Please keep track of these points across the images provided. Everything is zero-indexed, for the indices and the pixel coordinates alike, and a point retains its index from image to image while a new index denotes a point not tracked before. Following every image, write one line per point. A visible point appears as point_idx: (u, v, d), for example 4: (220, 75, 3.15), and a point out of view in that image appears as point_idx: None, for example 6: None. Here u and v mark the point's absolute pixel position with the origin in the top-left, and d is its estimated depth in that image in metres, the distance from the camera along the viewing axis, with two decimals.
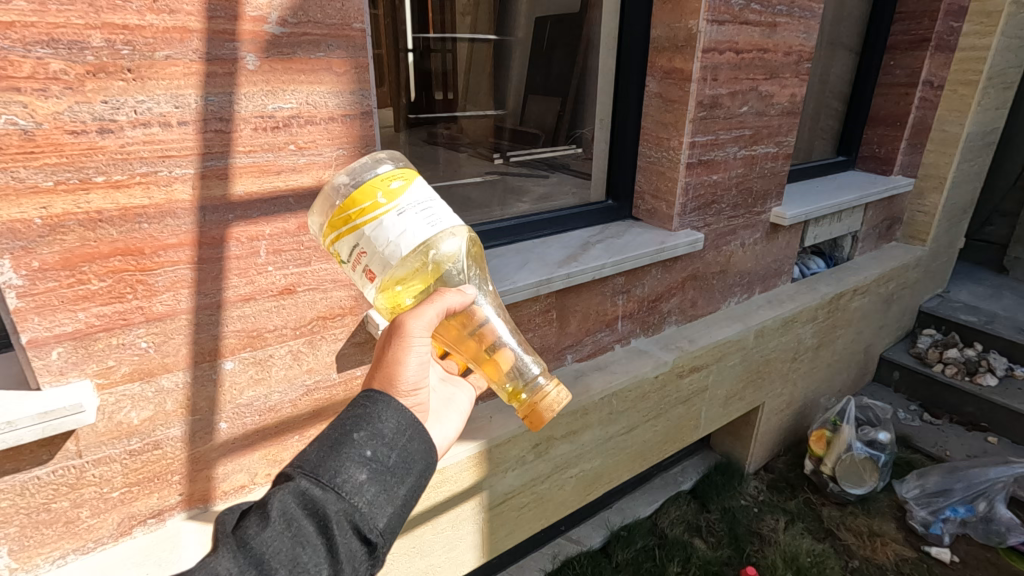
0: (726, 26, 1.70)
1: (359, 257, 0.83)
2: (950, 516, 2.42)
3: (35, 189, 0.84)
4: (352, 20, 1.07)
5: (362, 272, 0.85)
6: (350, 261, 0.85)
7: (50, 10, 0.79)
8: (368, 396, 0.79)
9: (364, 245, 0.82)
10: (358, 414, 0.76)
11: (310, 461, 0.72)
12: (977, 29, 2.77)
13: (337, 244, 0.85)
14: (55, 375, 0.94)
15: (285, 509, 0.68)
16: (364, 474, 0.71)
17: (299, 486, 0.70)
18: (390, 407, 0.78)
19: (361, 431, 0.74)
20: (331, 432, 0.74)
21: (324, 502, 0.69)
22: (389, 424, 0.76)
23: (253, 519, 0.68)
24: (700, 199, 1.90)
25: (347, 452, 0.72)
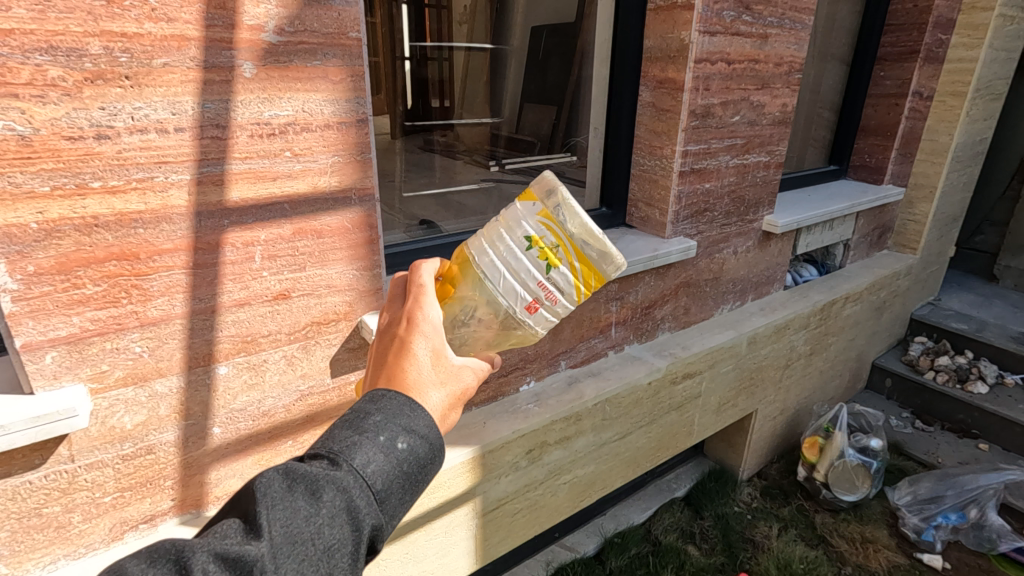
0: (718, 37, 1.72)
1: (548, 297, 0.87)
2: (942, 523, 2.44)
3: (32, 194, 0.85)
4: (348, 30, 1.08)
5: (534, 297, 0.87)
6: (544, 278, 0.86)
7: (49, 18, 0.80)
8: (411, 403, 0.72)
9: (563, 302, 0.88)
10: (402, 418, 0.70)
11: (354, 460, 0.65)
12: (965, 42, 2.81)
13: (553, 265, 0.85)
14: (48, 379, 0.94)
15: (325, 512, 0.62)
16: (401, 489, 0.67)
17: (343, 488, 0.63)
18: (431, 422, 0.72)
19: (407, 439, 0.69)
20: (376, 429, 0.68)
21: (364, 513, 0.64)
22: (430, 436, 0.71)
23: (293, 506, 0.61)
24: (693, 207, 1.92)
25: (393, 462, 0.67)
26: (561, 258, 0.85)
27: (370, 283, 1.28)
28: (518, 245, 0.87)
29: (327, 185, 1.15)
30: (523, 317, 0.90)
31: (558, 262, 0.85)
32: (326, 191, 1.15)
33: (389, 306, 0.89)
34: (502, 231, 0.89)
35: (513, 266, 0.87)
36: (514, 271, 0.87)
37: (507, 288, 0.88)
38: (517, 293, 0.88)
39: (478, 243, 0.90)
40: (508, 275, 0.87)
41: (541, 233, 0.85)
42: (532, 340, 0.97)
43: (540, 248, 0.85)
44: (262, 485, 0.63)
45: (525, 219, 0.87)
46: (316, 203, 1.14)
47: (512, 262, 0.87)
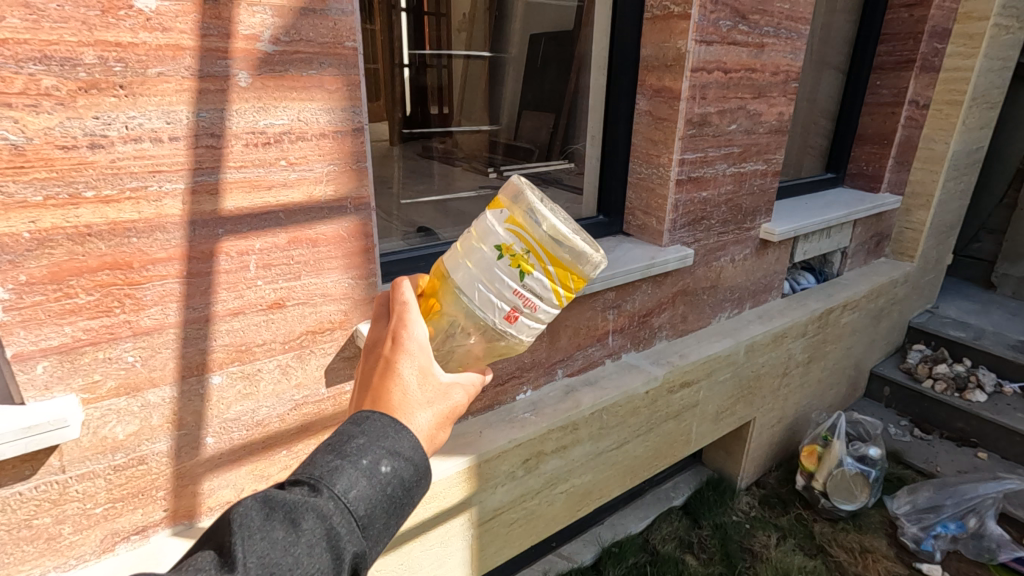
0: (714, 46, 1.73)
1: (528, 304, 0.87)
2: (941, 532, 2.42)
3: (24, 203, 0.84)
4: (344, 39, 1.08)
5: (513, 306, 0.86)
6: (520, 286, 0.85)
7: (44, 27, 0.80)
8: (395, 424, 0.73)
9: (542, 307, 0.88)
10: (386, 442, 0.70)
11: (337, 486, 0.64)
12: (961, 51, 2.83)
13: (530, 271, 0.85)
14: (39, 390, 0.93)
15: (307, 540, 0.61)
16: (382, 514, 0.67)
17: (325, 514, 0.63)
18: (415, 443, 0.73)
19: (390, 462, 0.69)
20: (359, 453, 0.68)
21: (346, 541, 0.63)
22: (414, 459, 0.72)
23: (271, 537, 0.60)
24: (690, 215, 1.92)
25: (376, 488, 0.67)
26: (535, 264, 0.85)
27: (365, 292, 1.27)
28: (491, 256, 0.86)
29: (323, 194, 1.14)
30: (504, 327, 0.89)
31: (532, 268, 0.85)
32: (321, 200, 1.14)
33: (374, 323, 0.89)
34: (475, 244, 0.88)
35: (489, 278, 0.86)
36: (490, 282, 0.86)
37: (486, 299, 0.87)
38: (496, 304, 0.86)
39: (453, 260, 0.91)
40: (485, 287, 0.86)
41: (511, 240, 0.85)
42: (516, 348, 0.96)
43: (512, 256, 0.85)
44: (238, 516, 0.61)
45: (495, 229, 0.87)
46: (311, 212, 1.14)
47: (487, 275, 0.86)
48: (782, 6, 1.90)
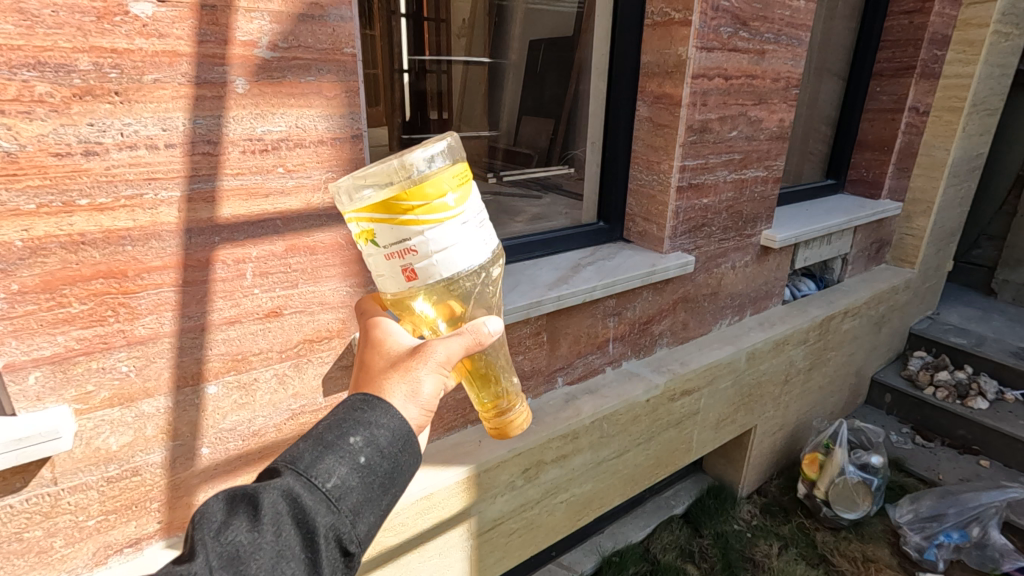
0: (715, 53, 1.72)
1: (402, 252, 0.79)
2: (944, 541, 2.39)
3: (16, 211, 0.83)
4: (343, 46, 1.07)
5: (400, 266, 0.80)
6: (383, 248, 0.79)
7: (37, 33, 0.79)
8: (365, 400, 0.74)
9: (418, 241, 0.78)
10: (353, 416, 0.71)
11: (299, 463, 0.65)
12: (960, 58, 2.83)
13: (374, 227, 0.79)
14: (31, 400, 0.92)
15: (269, 517, 0.61)
16: (356, 485, 0.67)
17: (288, 491, 0.63)
18: (389, 412, 0.73)
19: (357, 433, 0.69)
20: (324, 431, 0.69)
21: (315, 513, 0.63)
22: (387, 427, 0.72)
23: (238, 524, 0.61)
24: (691, 222, 1.91)
25: (343, 459, 0.67)
26: (369, 225, 0.79)
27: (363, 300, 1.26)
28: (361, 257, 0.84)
29: (321, 202, 1.13)
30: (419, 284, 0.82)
31: (373, 230, 0.79)
32: (319, 207, 1.13)
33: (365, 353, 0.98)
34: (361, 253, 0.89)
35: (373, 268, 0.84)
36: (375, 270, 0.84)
37: (384, 282, 0.84)
38: (390, 279, 0.82)
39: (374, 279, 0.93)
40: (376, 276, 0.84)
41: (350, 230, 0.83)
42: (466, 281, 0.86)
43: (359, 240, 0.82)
44: (200, 514, 0.62)
45: None
46: (309, 219, 1.13)
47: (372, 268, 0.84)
48: (783, 13, 1.90)
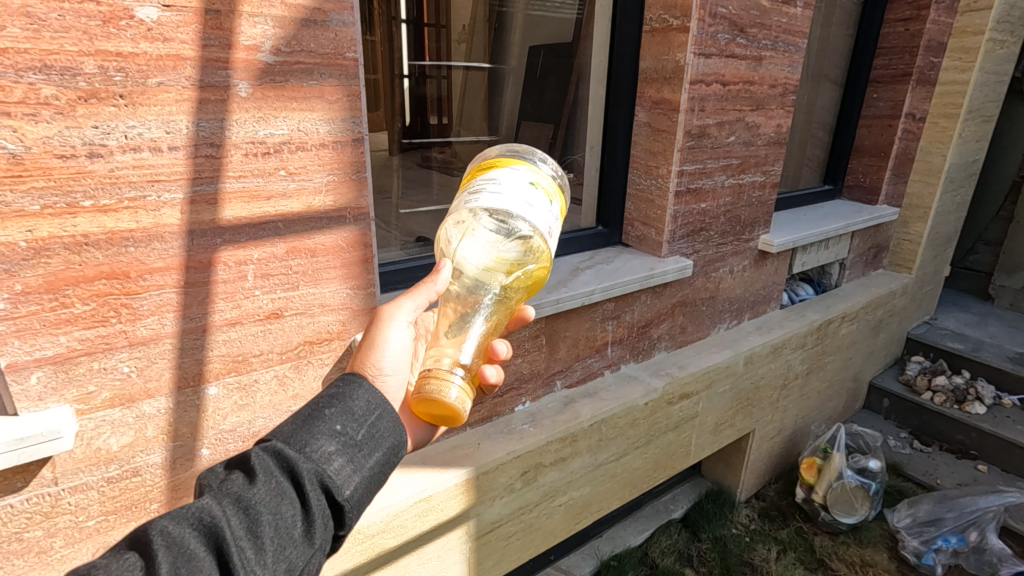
0: (713, 59, 1.74)
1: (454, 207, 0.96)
2: (942, 546, 2.40)
3: (21, 212, 0.83)
4: (345, 50, 1.09)
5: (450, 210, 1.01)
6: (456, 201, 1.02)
7: (44, 37, 0.80)
8: (344, 378, 0.81)
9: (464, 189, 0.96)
10: (332, 393, 0.78)
11: (284, 430, 0.73)
12: (956, 65, 2.85)
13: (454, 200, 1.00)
14: (33, 400, 0.92)
15: (260, 469, 0.68)
16: (337, 446, 0.72)
17: (276, 448, 0.70)
18: (362, 387, 0.80)
19: (332, 406, 0.76)
20: (304, 407, 0.76)
21: (299, 463, 0.69)
22: (360, 401, 0.78)
23: (236, 475, 0.69)
24: (689, 226, 1.93)
25: (320, 425, 0.73)
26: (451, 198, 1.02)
27: (363, 303, 1.26)
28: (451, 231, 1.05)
29: (322, 205, 1.14)
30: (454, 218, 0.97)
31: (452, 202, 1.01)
32: (320, 210, 1.14)
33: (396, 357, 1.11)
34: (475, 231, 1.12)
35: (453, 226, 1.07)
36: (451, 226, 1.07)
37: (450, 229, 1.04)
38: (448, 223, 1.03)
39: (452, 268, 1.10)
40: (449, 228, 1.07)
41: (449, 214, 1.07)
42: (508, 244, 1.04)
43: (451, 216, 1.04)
44: (208, 474, 0.71)
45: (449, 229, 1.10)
46: (311, 222, 1.13)
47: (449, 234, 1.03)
48: (779, 20, 1.92)
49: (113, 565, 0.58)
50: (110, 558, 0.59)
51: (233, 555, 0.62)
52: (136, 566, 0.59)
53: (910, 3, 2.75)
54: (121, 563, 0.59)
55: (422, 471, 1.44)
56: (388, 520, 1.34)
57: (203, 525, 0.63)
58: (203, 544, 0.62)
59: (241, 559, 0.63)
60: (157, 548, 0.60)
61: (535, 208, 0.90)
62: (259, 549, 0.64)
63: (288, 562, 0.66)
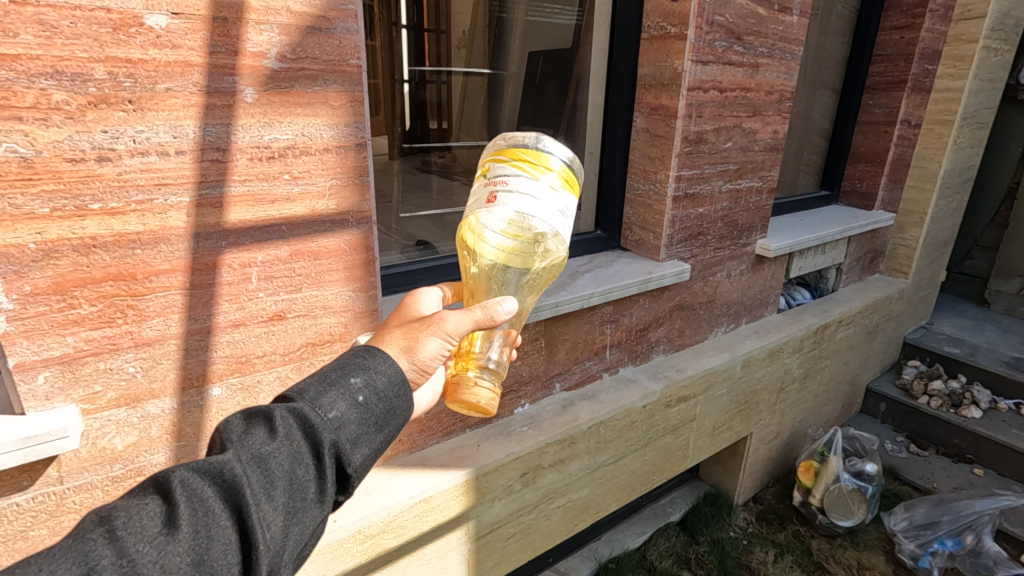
0: (710, 66, 1.77)
1: (496, 184, 0.93)
2: (938, 549, 2.41)
3: (31, 215, 0.85)
4: (349, 57, 1.11)
5: (485, 194, 0.94)
6: (490, 176, 0.95)
7: (56, 44, 0.82)
8: (367, 350, 0.81)
9: (512, 180, 0.91)
10: (357, 362, 0.78)
11: (306, 392, 0.72)
12: (951, 72, 2.88)
13: (491, 167, 0.95)
14: (40, 400, 0.94)
15: (282, 428, 0.68)
16: (353, 417, 0.72)
17: (298, 411, 0.70)
18: (387, 361, 0.80)
19: (359, 376, 0.76)
20: (330, 371, 0.75)
21: (320, 431, 0.69)
22: (386, 374, 0.78)
23: (260, 428, 0.68)
24: (687, 231, 1.95)
25: (340, 394, 0.73)
26: (489, 164, 0.96)
27: (365, 304, 1.28)
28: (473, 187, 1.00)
29: (325, 208, 1.16)
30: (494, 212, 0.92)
31: (489, 167, 0.96)
32: (324, 214, 1.16)
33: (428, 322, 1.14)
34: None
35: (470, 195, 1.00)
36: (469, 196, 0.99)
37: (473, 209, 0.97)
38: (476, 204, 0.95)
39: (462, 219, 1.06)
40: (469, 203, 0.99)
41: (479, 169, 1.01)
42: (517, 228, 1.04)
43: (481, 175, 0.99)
44: (229, 418, 0.70)
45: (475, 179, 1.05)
46: (314, 225, 1.15)
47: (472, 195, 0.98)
48: (776, 27, 1.94)
49: (132, 512, 0.58)
50: (130, 502, 0.60)
51: (250, 513, 0.62)
52: (156, 514, 0.59)
53: (905, 11, 2.78)
54: (141, 510, 0.59)
55: (421, 472, 1.45)
56: (387, 520, 1.35)
57: (223, 480, 0.63)
58: (221, 500, 0.62)
59: (258, 519, 0.62)
60: (178, 500, 0.60)
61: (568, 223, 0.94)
62: (275, 509, 0.64)
63: (301, 524, 0.66)
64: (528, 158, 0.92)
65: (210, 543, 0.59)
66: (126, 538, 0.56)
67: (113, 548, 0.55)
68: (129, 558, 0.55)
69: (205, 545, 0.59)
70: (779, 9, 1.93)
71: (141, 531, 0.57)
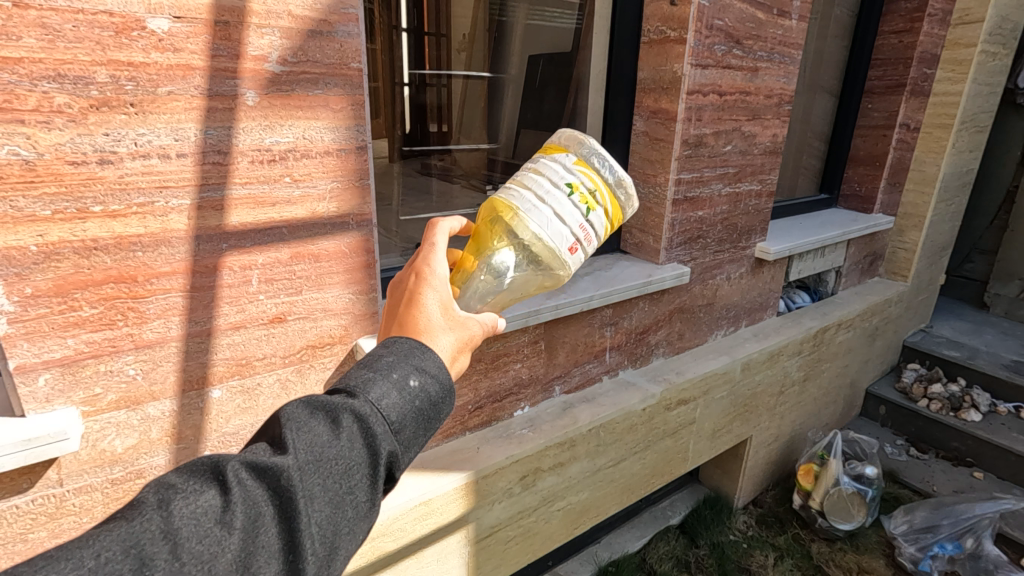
0: (709, 70, 1.77)
1: (584, 238, 0.96)
2: (939, 552, 2.41)
3: (32, 217, 0.85)
4: (350, 61, 1.11)
5: (574, 237, 0.94)
6: (587, 221, 0.95)
7: (58, 47, 0.82)
8: (423, 346, 0.73)
9: (592, 245, 0.98)
10: (414, 358, 0.71)
11: (369, 390, 0.66)
12: (949, 76, 2.89)
13: (591, 215, 0.96)
14: (40, 402, 0.94)
15: (343, 429, 0.62)
16: (411, 422, 0.67)
17: (360, 410, 0.64)
18: (440, 362, 0.73)
19: (418, 377, 0.69)
20: (389, 367, 0.68)
21: (379, 439, 0.63)
22: (440, 376, 0.72)
23: (320, 426, 0.62)
24: (687, 234, 1.95)
25: (403, 397, 0.66)
26: (595, 205, 0.96)
27: (365, 307, 1.28)
28: (564, 196, 0.94)
29: (326, 211, 1.16)
30: (567, 261, 0.95)
31: (590, 207, 0.95)
32: (324, 216, 1.16)
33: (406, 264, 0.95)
34: (539, 178, 0.96)
35: (559, 208, 0.93)
36: (559, 211, 0.92)
37: (551, 233, 0.93)
38: (561, 238, 0.93)
39: (526, 198, 0.95)
40: (555, 220, 0.93)
41: (582, 182, 0.95)
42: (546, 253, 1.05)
43: (580, 194, 0.94)
44: (289, 405, 0.64)
45: (565, 168, 0.96)
46: (314, 228, 1.16)
47: (560, 213, 0.93)
48: (775, 31, 1.95)
49: (190, 501, 0.53)
50: (188, 488, 0.54)
51: (305, 521, 0.57)
52: (211, 508, 0.54)
53: (904, 16, 2.80)
54: (198, 500, 0.54)
55: (423, 475, 1.45)
56: (387, 523, 1.35)
57: (282, 481, 0.57)
58: (277, 502, 0.57)
59: (312, 525, 0.57)
60: (235, 497, 0.55)
61: None
62: (328, 519, 0.59)
63: (349, 535, 0.61)
64: (609, 232, 1.01)
65: (259, 552, 0.54)
66: (181, 534, 0.51)
67: (166, 542, 0.50)
68: (180, 560, 0.50)
69: (255, 554, 0.54)
70: (778, 13, 1.94)
71: (194, 527, 0.52)
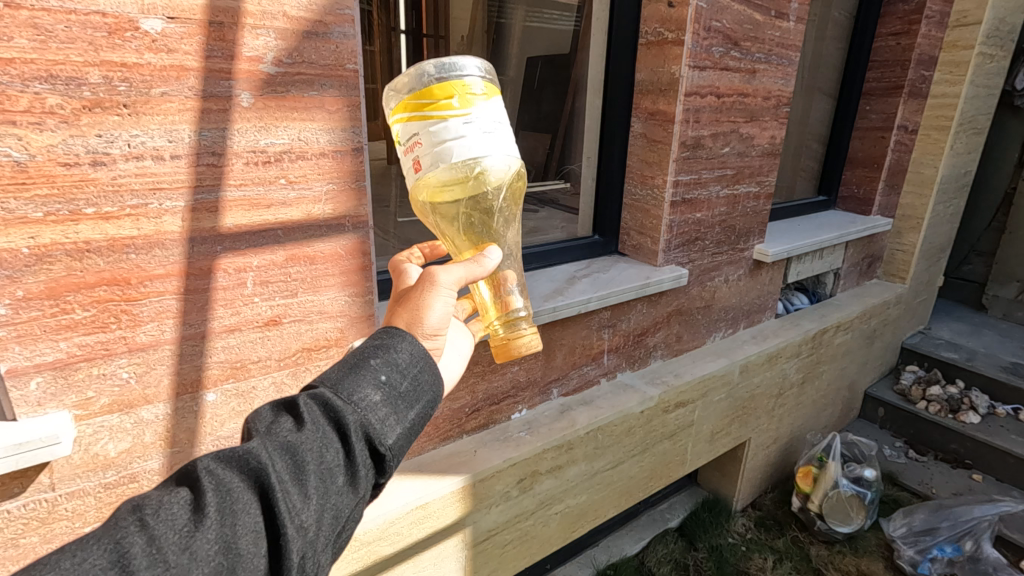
0: (707, 72, 1.77)
1: (414, 145, 0.87)
2: (938, 555, 2.40)
3: (24, 219, 0.85)
4: (346, 62, 1.11)
5: (408, 161, 0.89)
6: (403, 141, 0.89)
7: (50, 48, 0.81)
8: (387, 330, 0.75)
9: (425, 134, 0.85)
10: (375, 343, 0.73)
11: (328, 378, 0.68)
12: (947, 78, 2.89)
13: (402, 127, 0.88)
14: (32, 406, 0.93)
15: (309, 415, 0.64)
16: (381, 396, 0.68)
17: (323, 395, 0.66)
18: (406, 339, 0.75)
19: (378, 356, 0.71)
20: (349, 356, 0.71)
21: (345, 414, 0.65)
22: (403, 350, 0.73)
23: (284, 418, 0.64)
24: (684, 235, 1.95)
25: (364, 375, 0.68)
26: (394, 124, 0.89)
27: (361, 309, 1.28)
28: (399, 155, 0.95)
29: (322, 213, 1.16)
30: (424, 179, 0.88)
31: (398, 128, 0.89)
32: (320, 218, 1.16)
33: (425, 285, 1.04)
34: None
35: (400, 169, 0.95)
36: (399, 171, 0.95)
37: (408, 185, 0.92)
38: (408, 176, 0.90)
39: None
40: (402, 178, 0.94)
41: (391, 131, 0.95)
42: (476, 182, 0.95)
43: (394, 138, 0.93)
44: (258, 410, 0.66)
45: None
46: (310, 230, 1.15)
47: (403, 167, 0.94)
48: (773, 33, 1.95)
49: (161, 499, 0.55)
50: (162, 491, 0.56)
51: (279, 498, 0.57)
52: (185, 503, 0.55)
53: (900, 18, 2.80)
54: (170, 498, 0.55)
55: (419, 478, 1.44)
56: (384, 527, 1.34)
57: (251, 468, 0.59)
58: (251, 487, 0.58)
59: (287, 503, 0.58)
60: (206, 488, 0.56)
61: (505, 141, 0.88)
62: (306, 496, 0.59)
63: (333, 511, 0.61)
64: (422, 102, 0.84)
65: (239, 532, 0.54)
66: (155, 527, 0.52)
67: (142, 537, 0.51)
68: (158, 550, 0.50)
69: (234, 534, 0.54)
70: (777, 15, 1.94)
71: (169, 519, 0.53)
